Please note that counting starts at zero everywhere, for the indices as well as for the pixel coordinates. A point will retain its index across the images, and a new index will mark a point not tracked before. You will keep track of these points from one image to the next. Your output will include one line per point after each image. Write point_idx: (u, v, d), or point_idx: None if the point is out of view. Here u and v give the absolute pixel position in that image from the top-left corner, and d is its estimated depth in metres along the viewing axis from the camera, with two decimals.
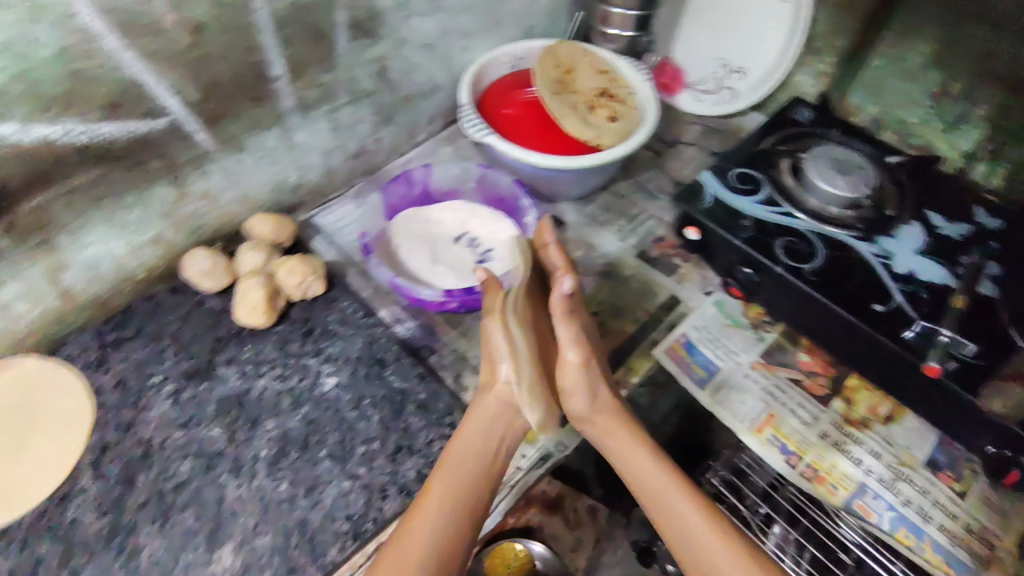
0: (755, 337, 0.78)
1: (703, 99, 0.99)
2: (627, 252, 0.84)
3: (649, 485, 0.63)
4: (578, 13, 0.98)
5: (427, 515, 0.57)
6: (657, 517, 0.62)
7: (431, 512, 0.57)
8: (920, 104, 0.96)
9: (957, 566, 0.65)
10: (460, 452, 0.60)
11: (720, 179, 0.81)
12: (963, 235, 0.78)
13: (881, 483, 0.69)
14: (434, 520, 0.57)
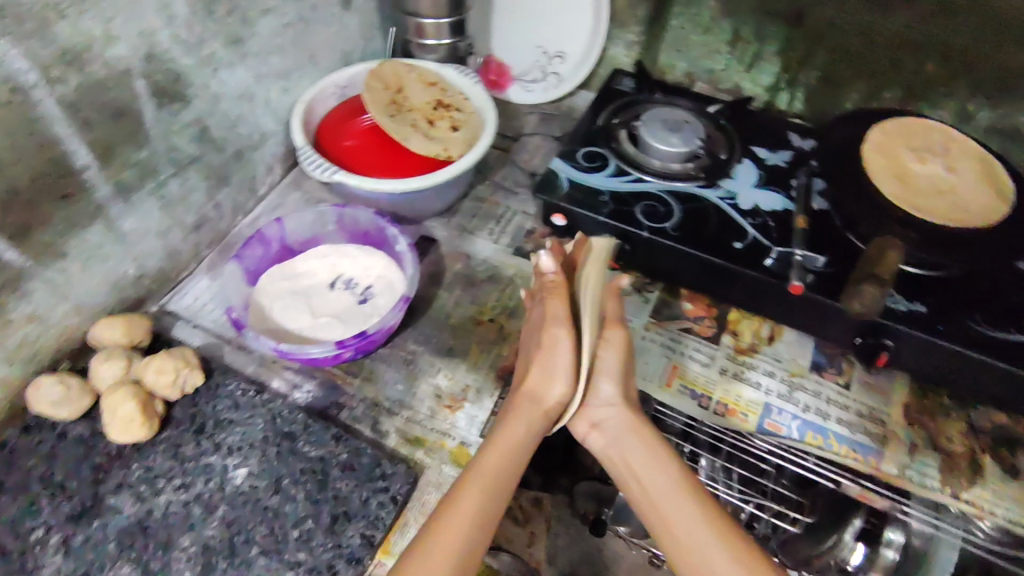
0: (641, 299, 0.83)
1: (532, 89, 1.03)
2: (504, 253, 0.85)
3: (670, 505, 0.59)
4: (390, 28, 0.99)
5: (456, 509, 0.56)
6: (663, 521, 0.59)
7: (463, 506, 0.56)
8: (722, 52, 1.06)
9: (861, 448, 0.72)
10: (488, 458, 0.59)
11: (569, 162, 0.85)
12: (786, 161, 0.87)
13: (781, 397, 0.75)
14: (467, 511, 0.56)
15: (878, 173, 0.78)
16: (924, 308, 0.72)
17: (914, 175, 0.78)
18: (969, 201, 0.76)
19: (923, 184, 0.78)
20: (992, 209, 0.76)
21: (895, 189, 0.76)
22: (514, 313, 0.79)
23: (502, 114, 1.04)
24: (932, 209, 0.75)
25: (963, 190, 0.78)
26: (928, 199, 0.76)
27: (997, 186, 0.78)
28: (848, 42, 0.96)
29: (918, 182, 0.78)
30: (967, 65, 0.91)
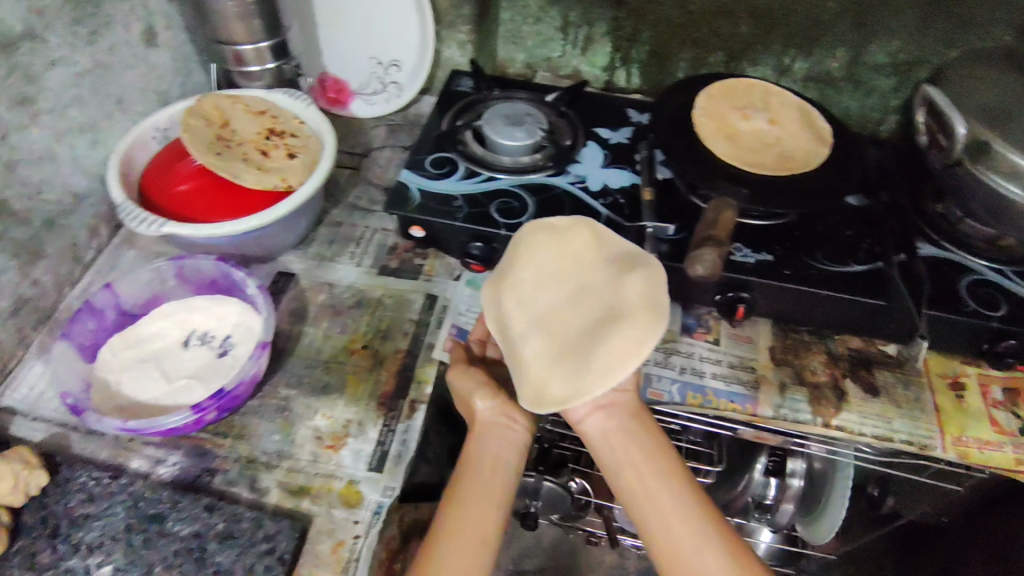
0: None
1: (374, 101, 1.01)
2: (368, 275, 0.83)
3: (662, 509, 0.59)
4: (211, 65, 0.92)
5: (448, 532, 0.59)
6: (644, 518, 0.60)
7: (463, 529, 0.59)
8: (556, 40, 1.07)
9: (737, 398, 0.75)
10: (480, 471, 0.62)
11: (417, 171, 0.83)
12: (627, 138, 0.90)
13: (658, 365, 0.78)
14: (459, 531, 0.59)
15: (708, 136, 0.82)
16: (770, 256, 0.76)
17: (740, 132, 0.83)
18: (794, 148, 0.81)
19: (750, 140, 0.82)
20: (813, 153, 0.81)
21: (725, 149, 0.81)
22: (386, 335, 0.77)
23: (347, 132, 1.01)
24: (759, 161, 0.80)
25: (786, 139, 0.83)
26: (756, 152, 0.81)
27: (815, 131, 0.84)
28: (668, 15, 1.00)
29: (745, 138, 0.82)
30: (775, 23, 0.97)
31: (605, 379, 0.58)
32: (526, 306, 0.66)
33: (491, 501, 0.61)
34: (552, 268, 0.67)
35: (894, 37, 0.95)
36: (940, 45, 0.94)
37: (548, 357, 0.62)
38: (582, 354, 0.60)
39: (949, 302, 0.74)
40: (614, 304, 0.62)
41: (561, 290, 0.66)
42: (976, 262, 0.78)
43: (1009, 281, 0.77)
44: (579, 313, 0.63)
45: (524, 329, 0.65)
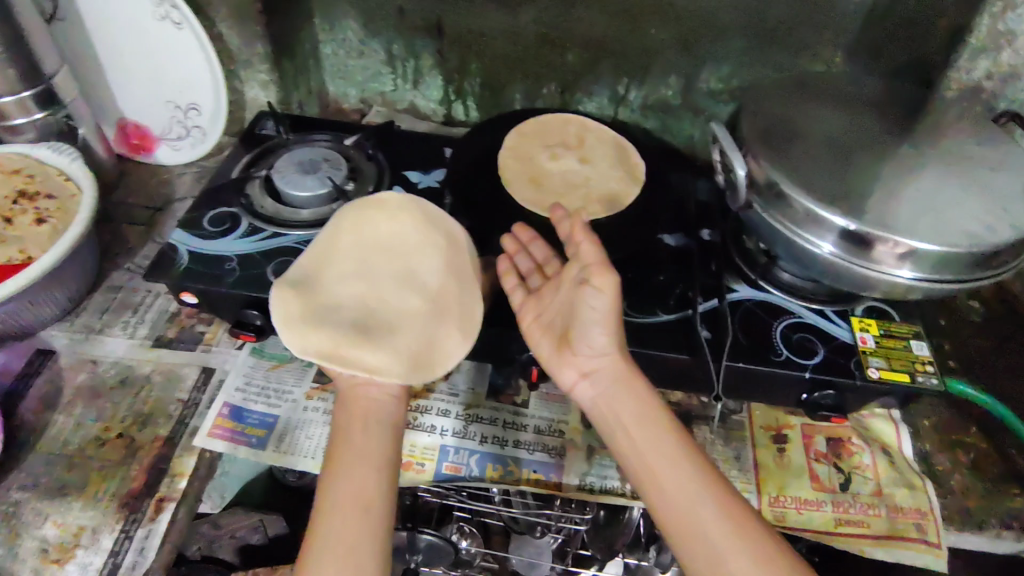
0: (305, 363, 0.74)
1: (180, 147, 0.92)
2: (141, 347, 0.74)
3: (659, 470, 0.55)
4: None
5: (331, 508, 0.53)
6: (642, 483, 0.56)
7: (337, 500, 0.54)
8: (384, 73, 1.00)
9: (541, 467, 0.68)
10: (353, 448, 0.58)
11: (192, 231, 0.75)
12: (439, 182, 0.83)
13: (456, 436, 0.70)
14: (341, 507, 0.54)
15: (511, 180, 0.76)
16: None
17: (547, 175, 0.78)
18: (601, 189, 0.76)
19: (556, 184, 0.77)
20: (623, 196, 0.76)
21: (529, 194, 0.75)
22: (147, 419, 0.68)
23: (149, 182, 0.92)
24: (563, 207, 0.74)
25: (596, 181, 0.77)
26: (562, 197, 0.76)
27: (630, 171, 0.79)
28: (493, 46, 0.94)
29: (551, 182, 0.77)
30: (602, 51, 0.92)
31: (422, 354, 0.61)
32: (340, 278, 0.65)
33: (370, 462, 0.57)
34: (376, 235, 0.68)
35: (723, 63, 0.90)
36: (772, 69, 0.90)
37: (361, 323, 0.62)
38: (398, 329, 0.62)
39: (761, 350, 0.69)
40: (432, 284, 0.65)
41: (381, 263, 0.66)
42: (794, 304, 0.74)
43: (828, 322, 0.73)
44: (397, 293, 0.64)
45: (343, 298, 0.63)
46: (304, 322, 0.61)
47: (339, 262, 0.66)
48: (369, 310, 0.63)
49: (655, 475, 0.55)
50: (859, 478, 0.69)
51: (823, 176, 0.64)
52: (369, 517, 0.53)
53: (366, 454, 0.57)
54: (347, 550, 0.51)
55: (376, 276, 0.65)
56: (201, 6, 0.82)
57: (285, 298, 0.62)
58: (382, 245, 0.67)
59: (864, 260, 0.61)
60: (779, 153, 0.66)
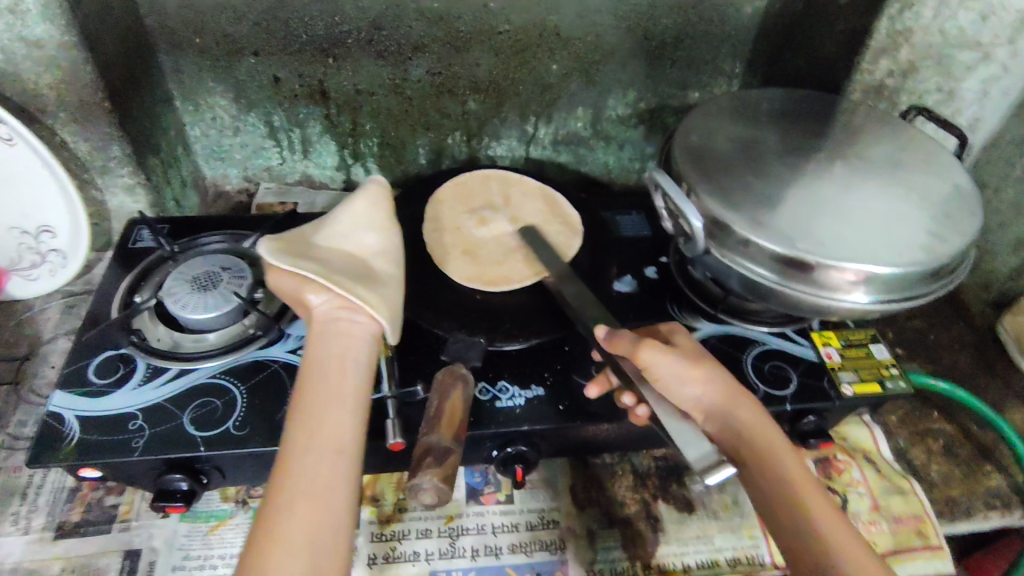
0: (249, 515, 0.63)
1: (37, 276, 0.77)
2: (37, 543, 0.60)
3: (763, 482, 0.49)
4: None
5: (301, 446, 0.46)
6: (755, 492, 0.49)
7: (308, 443, 0.46)
8: (268, 147, 0.89)
9: (544, 568, 0.62)
10: (319, 385, 0.50)
11: (75, 389, 0.62)
12: None
13: (444, 557, 0.62)
14: (313, 445, 0.46)
15: (444, 259, 0.70)
16: (542, 390, 0.65)
17: (479, 245, 0.72)
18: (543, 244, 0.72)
19: (492, 252, 0.71)
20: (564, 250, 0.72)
21: (466, 271, 0.69)
22: None
23: (4, 326, 0.76)
24: (505, 276, 0.68)
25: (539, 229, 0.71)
26: (501, 265, 0.69)
27: (562, 221, 0.75)
28: (387, 103, 0.85)
29: (487, 252, 0.71)
30: (505, 94, 0.86)
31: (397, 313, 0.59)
32: (326, 242, 0.64)
33: (346, 401, 0.50)
34: (355, 213, 0.67)
35: (628, 88, 0.88)
36: (677, 88, 0.88)
37: (348, 272, 0.60)
38: (379, 286, 0.60)
39: None
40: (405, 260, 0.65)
41: (365, 234, 0.66)
42: (756, 332, 0.73)
43: (792, 344, 0.72)
44: (379, 262, 0.63)
45: (330, 256, 0.62)
46: (292, 258, 0.59)
47: (322, 230, 0.65)
48: (355, 268, 0.61)
49: (802, 506, 0.46)
50: (854, 496, 0.69)
51: (773, 210, 0.61)
52: (343, 461, 0.47)
53: (338, 391, 0.50)
54: (317, 492, 0.44)
55: (355, 244, 0.64)
56: (34, 114, 0.67)
57: (272, 245, 0.61)
58: (370, 221, 0.67)
59: (832, 291, 0.59)
60: (724, 191, 0.63)
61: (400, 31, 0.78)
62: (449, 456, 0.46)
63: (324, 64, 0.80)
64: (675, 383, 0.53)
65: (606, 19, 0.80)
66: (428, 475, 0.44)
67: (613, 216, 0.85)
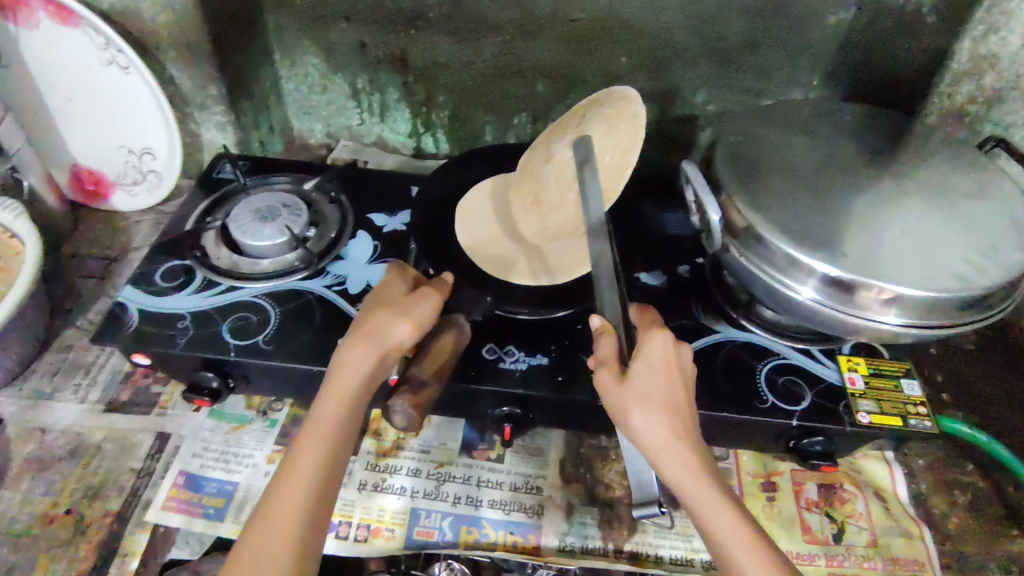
0: (265, 424, 0.70)
1: (137, 192, 0.88)
2: (91, 412, 0.70)
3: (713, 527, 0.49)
4: None
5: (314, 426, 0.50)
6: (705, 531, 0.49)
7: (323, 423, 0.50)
8: (350, 107, 0.97)
9: (518, 528, 0.65)
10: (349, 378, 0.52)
11: (142, 286, 0.71)
12: (404, 225, 0.80)
13: (428, 497, 0.66)
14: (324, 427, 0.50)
15: (519, 215, 0.79)
16: (545, 360, 0.67)
17: (543, 187, 0.77)
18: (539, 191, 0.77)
19: (554, 192, 0.76)
20: (619, 173, 0.71)
21: (536, 226, 0.77)
22: (97, 492, 0.65)
23: (105, 230, 0.88)
24: (563, 225, 0.77)
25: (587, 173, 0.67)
26: (561, 210, 0.76)
27: (623, 139, 0.70)
28: (460, 78, 0.90)
29: (550, 194, 0.76)
30: (573, 81, 0.89)
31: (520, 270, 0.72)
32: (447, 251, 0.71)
33: (361, 390, 0.52)
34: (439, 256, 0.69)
35: (698, 89, 0.87)
36: (749, 95, 0.87)
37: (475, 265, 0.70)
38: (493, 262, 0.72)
39: (745, 398, 0.66)
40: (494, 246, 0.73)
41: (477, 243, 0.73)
42: (778, 343, 0.71)
43: (814, 362, 0.70)
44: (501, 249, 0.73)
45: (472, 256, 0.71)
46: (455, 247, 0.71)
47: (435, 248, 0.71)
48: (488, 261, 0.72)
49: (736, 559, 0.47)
50: (853, 528, 0.66)
51: (802, 217, 0.61)
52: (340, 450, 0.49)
53: (357, 384, 0.52)
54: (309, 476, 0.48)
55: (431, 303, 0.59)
56: (150, 49, 0.77)
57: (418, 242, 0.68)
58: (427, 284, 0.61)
59: (856, 309, 0.58)
60: (754, 192, 0.63)
61: (478, 11, 0.83)
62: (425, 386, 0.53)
63: (407, 34, 0.86)
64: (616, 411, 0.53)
65: (680, 16, 0.80)
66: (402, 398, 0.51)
67: (659, 212, 0.85)
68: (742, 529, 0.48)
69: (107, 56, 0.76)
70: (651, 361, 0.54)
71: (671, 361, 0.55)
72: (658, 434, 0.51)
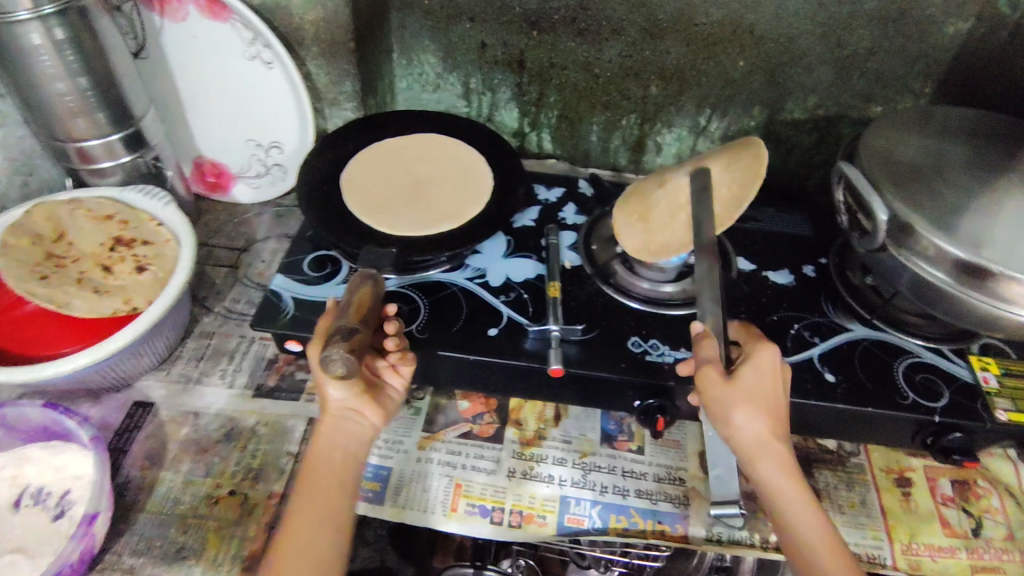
0: (411, 412, 0.72)
1: (260, 185, 0.91)
2: (241, 397, 0.72)
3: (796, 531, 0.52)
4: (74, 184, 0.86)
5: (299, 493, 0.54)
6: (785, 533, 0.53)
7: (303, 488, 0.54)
8: (459, 106, 0.99)
9: (666, 518, 0.66)
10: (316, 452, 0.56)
11: (292, 275, 0.73)
12: (533, 221, 0.83)
13: (576, 486, 0.68)
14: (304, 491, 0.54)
15: (619, 226, 0.73)
16: (690, 354, 0.68)
17: (652, 205, 0.70)
18: (648, 204, 0.71)
19: (662, 213, 0.70)
20: (736, 204, 0.67)
21: (637, 240, 0.72)
22: (259, 474, 0.66)
23: (228, 221, 0.90)
24: (668, 244, 0.70)
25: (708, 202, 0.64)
26: (669, 230, 0.70)
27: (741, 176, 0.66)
28: (574, 79, 0.92)
29: (657, 214, 0.70)
30: (686, 84, 0.91)
31: (449, 208, 0.75)
32: (380, 214, 0.74)
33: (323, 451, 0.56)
34: (384, 225, 0.72)
35: (810, 94, 0.90)
36: (858, 101, 0.90)
37: (415, 218, 0.74)
38: (423, 210, 0.75)
39: (886, 393, 0.67)
40: (417, 202, 0.75)
41: (403, 205, 0.75)
42: (909, 341, 0.73)
43: (946, 360, 0.71)
44: (424, 195, 0.76)
45: (403, 206, 0.75)
46: (386, 218, 0.73)
47: (382, 214, 0.74)
48: (421, 211, 0.75)
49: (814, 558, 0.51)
50: (989, 522, 0.68)
51: (954, 215, 0.62)
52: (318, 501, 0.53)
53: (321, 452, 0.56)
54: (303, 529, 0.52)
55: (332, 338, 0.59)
56: (293, 44, 0.80)
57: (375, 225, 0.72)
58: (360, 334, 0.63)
59: (1007, 304, 0.60)
60: (904, 191, 0.65)
61: (602, 14, 0.85)
62: (353, 334, 0.53)
63: (528, 36, 0.89)
64: (718, 410, 0.54)
65: (805, 23, 0.82)
66: (337, 347, 0.50)
67: (775, 212, 0.88)
68: (824, 532, 0.52)
69: (252, 51, 0.79)
70: (757, 366, 0.55)
71: (775, 368, 0.56)
72: (758, 436, 0.53)
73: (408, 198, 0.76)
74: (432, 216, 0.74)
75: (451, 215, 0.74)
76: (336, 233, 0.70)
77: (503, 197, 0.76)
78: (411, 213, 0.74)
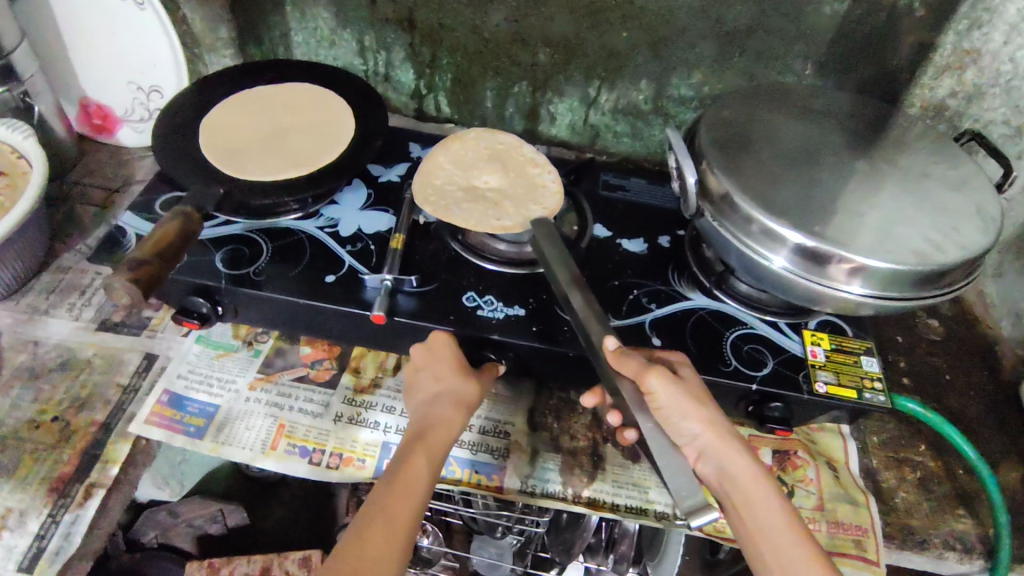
0: (250, 353, 0.73)
1: (143, 130, 0.92)
2: (83, 330, 0.73)
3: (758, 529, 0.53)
4: None
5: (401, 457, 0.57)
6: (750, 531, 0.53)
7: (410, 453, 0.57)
8: (355, 64, 0.99)
9: (483, 468, 0.68)
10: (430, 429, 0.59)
11: (140, 213, 0.73)
12: (399, 177, 0.84)
13: (400, 433, 0.69)
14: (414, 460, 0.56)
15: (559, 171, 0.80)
16: (521, 311, 0.69)
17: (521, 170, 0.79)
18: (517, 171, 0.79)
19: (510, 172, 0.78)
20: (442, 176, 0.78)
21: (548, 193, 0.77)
22: (85, 403, 0.67)
23: (108, 162, 0.91)
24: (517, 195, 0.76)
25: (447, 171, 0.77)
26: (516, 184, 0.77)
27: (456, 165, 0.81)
28: (464, 42, 0.93)
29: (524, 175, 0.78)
30: (573, 53, 0.91)
31: (303, 156, 0.75)
32: (231, 158, 0.74)
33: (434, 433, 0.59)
34: (234, 169, 0.73)
35: (695, 70, 0.90)
36: (743, 80, 0.90)
37: (270, 164, 0.74)
38: (279, 158, 0.75)
39: (710, 361, 0.68)
40: (274, 150, 0.76)
41: (259, 151, 0.76)
42: (748, 314, 0.73)
43: (781, 334, 0.72)
44: (283, 143, 0.77)
45: (260, 153, 0.75)
46: (237, 163, 0.73)
47: (235, 158, 0.74)
48: (276, 159, 0.75)
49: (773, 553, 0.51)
50: (802, 492, 0.69)
51: (778, 189, 0.63)
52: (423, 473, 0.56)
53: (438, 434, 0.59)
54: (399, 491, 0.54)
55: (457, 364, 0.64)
56: None
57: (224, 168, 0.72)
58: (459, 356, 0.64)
59: (825, 278, 0.61)
60: (733, 165, 0.66)
61: None
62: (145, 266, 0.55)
63: None
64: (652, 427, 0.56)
65: None
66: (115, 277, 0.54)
67: (647, 185, 0.88)
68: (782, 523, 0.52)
69: None
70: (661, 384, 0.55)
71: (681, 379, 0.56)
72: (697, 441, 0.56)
73: (265, 145, 0.76)
74: (285, 163, 0.75)
75: (304, 162, 0.75)
76: (180, 171, 0.70)
77: (360, 148, 0.76)
78: (266, 159, 0.75)
